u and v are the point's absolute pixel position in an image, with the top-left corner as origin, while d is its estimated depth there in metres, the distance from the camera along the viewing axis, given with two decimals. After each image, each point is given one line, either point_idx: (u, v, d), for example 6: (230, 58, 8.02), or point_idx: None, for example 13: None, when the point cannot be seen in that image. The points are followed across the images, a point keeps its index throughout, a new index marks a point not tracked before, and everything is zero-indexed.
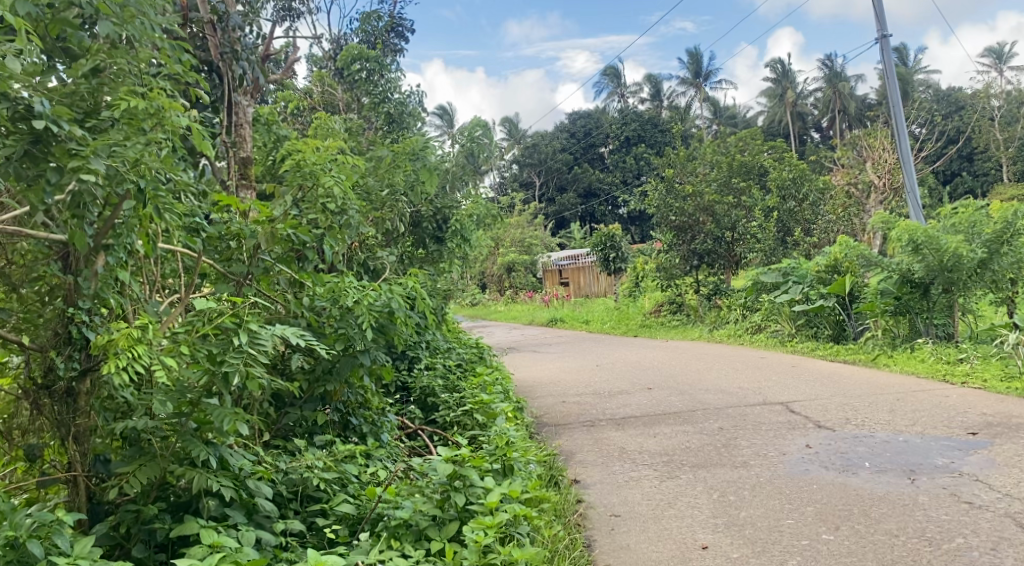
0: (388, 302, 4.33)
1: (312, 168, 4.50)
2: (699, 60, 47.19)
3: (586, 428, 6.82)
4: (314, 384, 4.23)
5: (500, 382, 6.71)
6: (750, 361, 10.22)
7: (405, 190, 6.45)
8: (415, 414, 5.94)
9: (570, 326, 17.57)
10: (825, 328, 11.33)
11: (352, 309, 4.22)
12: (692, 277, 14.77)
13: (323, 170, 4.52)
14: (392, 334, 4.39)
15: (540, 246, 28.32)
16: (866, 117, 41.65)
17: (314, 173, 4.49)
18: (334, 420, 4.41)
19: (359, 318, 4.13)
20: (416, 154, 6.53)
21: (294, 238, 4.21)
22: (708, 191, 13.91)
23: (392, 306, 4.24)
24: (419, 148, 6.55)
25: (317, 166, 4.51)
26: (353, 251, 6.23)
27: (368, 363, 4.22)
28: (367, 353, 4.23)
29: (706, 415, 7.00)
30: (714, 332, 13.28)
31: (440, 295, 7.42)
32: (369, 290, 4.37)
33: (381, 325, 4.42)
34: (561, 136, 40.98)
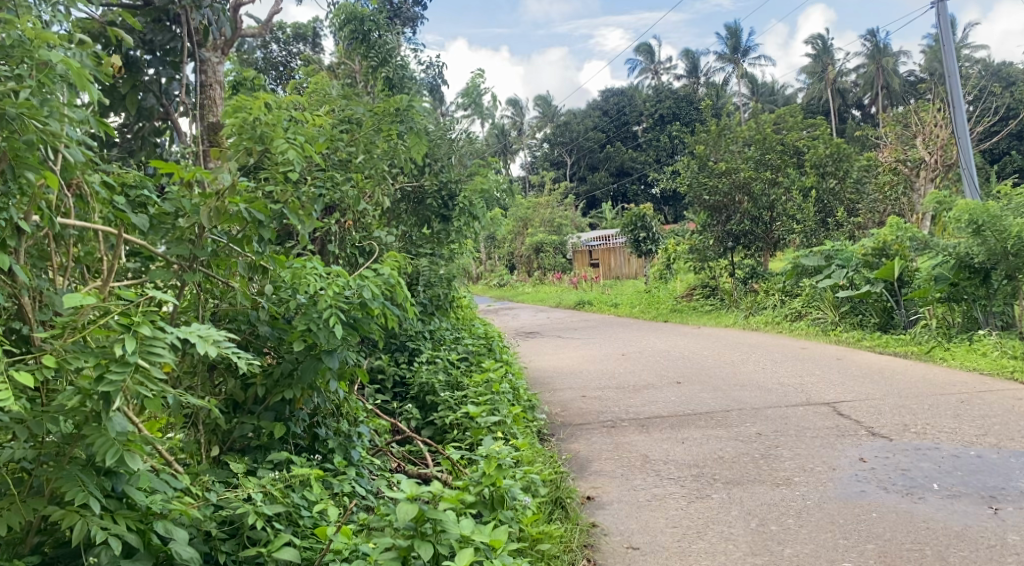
0: (359, 291, 3.63)
1: (269, 129, 3.79)
2: (737, 37, 45.85)
3: (606, 430, 6.11)
4: (271, 390, 3.57)
5: (508, 379, 5.98)
6: (790, 352, 9.40)
7: (385, 157, 5.79)
8: (411, 414, 5.29)
9: (598, 309, 16.80)
10: (871, 316, 10.52)
11: (317, 301, 3.54)
12: (727, 260, 13.91)
13: (277, 130, 3.80)
14: (367, 330, 3.69)
15: (570, 227, 27.50)
16: (911, 94, 40.09)
17: (274, 133, 3.76)
18: (299, 433, 3.72)
19: (321, 312, 3.48)
20: (401, 116, 6.02)
21: (248, 216, 3.50)
22: (744, 168, 13.01)
23: (369, 297, 3.59)
24: (403, 108, 5.98)
25: (277, 126, 3.80)
26: (347, 230, 5.90)
27: (336, 365, 3.55)
28: (336, 353, 3.56)
29: (742, 417, 6.23)
30: (750, 319, 12.41)
31: (446, 280, 6.72)
32: (336, 278, 3.67)
33: (354, 321, 3.70)
34: (594, 114, 39.95)
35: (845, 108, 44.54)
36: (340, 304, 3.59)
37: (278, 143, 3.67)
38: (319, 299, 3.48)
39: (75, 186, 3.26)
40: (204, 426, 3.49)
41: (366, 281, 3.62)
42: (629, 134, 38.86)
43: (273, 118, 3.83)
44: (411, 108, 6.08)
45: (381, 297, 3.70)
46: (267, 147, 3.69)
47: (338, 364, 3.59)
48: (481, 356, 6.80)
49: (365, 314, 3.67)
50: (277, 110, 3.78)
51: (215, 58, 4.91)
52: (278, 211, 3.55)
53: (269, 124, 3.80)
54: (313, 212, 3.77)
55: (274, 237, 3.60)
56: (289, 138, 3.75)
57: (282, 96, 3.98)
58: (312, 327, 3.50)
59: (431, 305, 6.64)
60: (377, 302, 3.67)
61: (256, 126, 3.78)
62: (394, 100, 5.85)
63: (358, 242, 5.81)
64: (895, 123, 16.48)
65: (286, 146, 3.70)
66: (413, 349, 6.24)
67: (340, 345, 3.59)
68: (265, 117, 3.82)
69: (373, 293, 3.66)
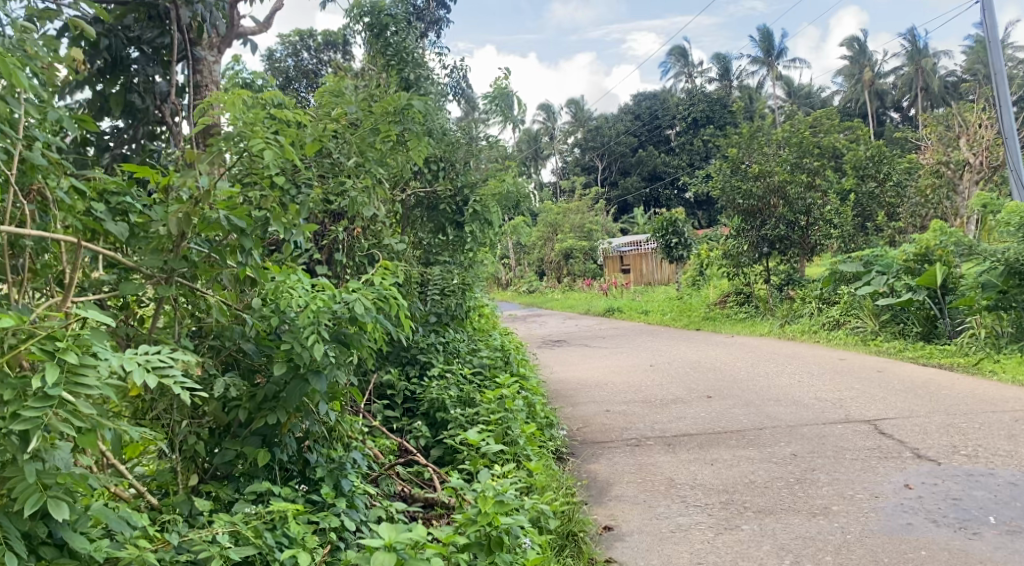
0: (348, 305, 3.32)
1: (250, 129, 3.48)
2: (770, 40, 45.08)
3: (630, 450, 5.75)
4: (254, 414, 3.26)
5: (523, 396, 5.63)
6: (828, 364, 8.94)
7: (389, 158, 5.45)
8: (420, 433, 4.99)
9: (628, 316, 16.36)
10: (913, 325, 10.02)
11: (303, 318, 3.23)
12: (761, 266, 13.42)
13: (262, 129, 3.50)
14: (358, 348, 3.38)
15: (601, 232, 26.99)
16: (951, 95, 39.08)
17: (254, 132, 3.45)
18: (286, 459, 3.38)
19: (307, 330, 3.18)
20: (399, 116, 5.53)
21: (228, 223, 3.21)
22: (779, 171, 12.52)
23: (360, 311, 3.28)
24: (402, 107, 5.47)
25: (256, 123, 3.49)
26: (356, 238, 5.61)
27: (324, 387, 3.24)
28: (325, 374, 3.25)
29: (775, 436, 5.83)
30: (786, 327, 11.92)
31: (462, 288, 6.39)
32: (324, 290, 3.35)
33: (344, 337, 3.38)
34: (625, 119, 39.45)
35: (883, 111, 43.56)
36: (330, 319, 3.30)
37: (257, 143, 3.36)
38: (305, 315, 3.18)
39: (36, 193, 3.08)
40: (181, 452, 3.19)
41: (359, 293, 3.31)
42: (661, 138, 38.32)
43: (252, 115, 3.51)
44: (411, 106, 5.53)
45: (374, 310, 3.39)
46: (241, 147, 3.39)
47: (326, 386, 3.28)
48: (497, 370, 6.45)
49: (357, 330, 3.37)
50: (256, 106, 3.48)
51: (210, 57, 4.70)
52: (265, 217, 3.27)
53: (249, 122, 3.49)
54: (302, 216, 3.47)
55: (258, 246, 3.30)
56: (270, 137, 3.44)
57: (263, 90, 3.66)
58: (299, 345, 3.21)
59: (447, 316, 6.34)
60: (372, 317, 3.37)
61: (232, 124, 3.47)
62: (391, 99, 5.33)
63: (366, 251, 5.55)
64: (937, 124, 15.84)
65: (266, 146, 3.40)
66: (425, 364, 5.93)
67: (329, 364, 3.28)
68: (244, 113, 3.50)
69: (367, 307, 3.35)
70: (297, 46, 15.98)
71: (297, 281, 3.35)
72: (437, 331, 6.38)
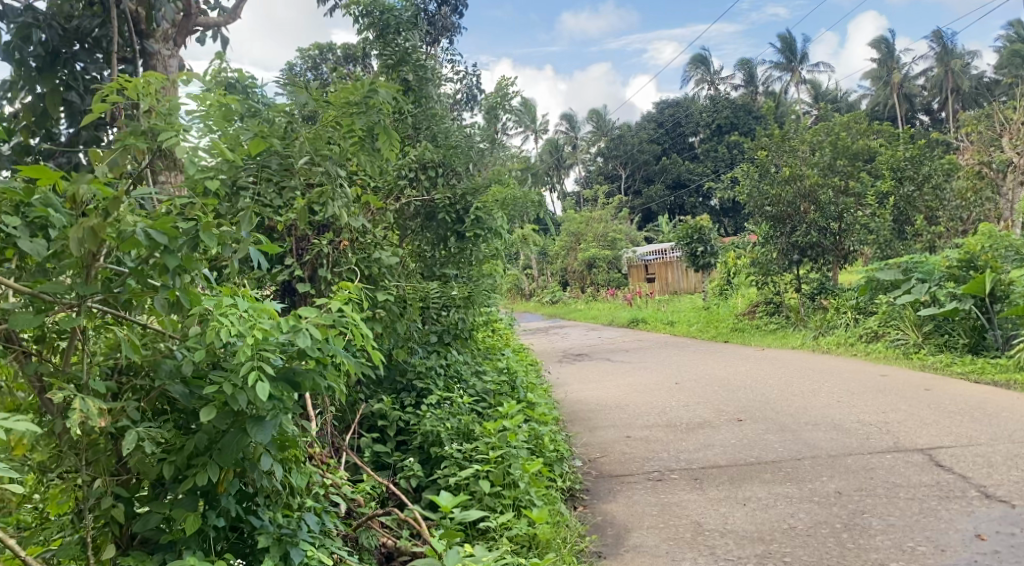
0: (294, 335, 2.72)
1: (170, 125, 2.92)
2: (793, 45, 44.30)
3: (650, 485, 5.12)
4: (183, 471, 2.67)
5: (529, 426, 5.03)
6: (870, 380, 8.23)
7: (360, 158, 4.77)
8: (412, 471, 4.42)
9: (652, 328, 15.69)
10: (959, 336, 9.31)
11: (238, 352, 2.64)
12: (792, 274, 12.70)
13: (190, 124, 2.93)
14: (312, 385, 2.77)
15: (625, 242, 26.31)
16: (983, 95, 38.10)
17: (172, 128, 2.88)
18: (223, 523, 2.78)
19: (243, 368, 2.60)
20: (365, 107, 4.72)
21: (147, 238, 2.64)
22: (810, 174, 11.84)
23: (309, 343, 2.70)
24: (366, 95, 4.68)
25: (177, 117, 2.92)
26: (342, 251, 5.06)
27: (268, 437, 2.64)
28: (270, 421, 2.66)
29: (816, 468, 5.18)
30: (820, 339, 11.20)
31: (464, 304, 5.68)
32: (267, 317, 2.76)
33: (293, 374, 2.77)
34: (649, 127, 38.71)
35: (912, 113, 42.55)
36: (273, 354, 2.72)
37: (174, 142, 2.79)
38: (238, 351, 2.60)
39: None
40: (92, 518, 2.62)
41: (309, 321, 2.74)
42: (684, 145, 37.70)
43: (173, 107, 2.94)
44: (376, 93, 4.68)
45: (329, 340, 2.79)
46: (157, 147, 2.82)
47: (273, 435, 2.68)
48: (503, 396, 5.84)
49: (309, 366, 2.79)
50: (175, 97, 2.91)
51: (166, 51, 4.11)
52: (194, 231, 2.71)
53: (168, 116, 2.92)
54: (242, 229, 2.91)
55: (186, 265, 2.71)
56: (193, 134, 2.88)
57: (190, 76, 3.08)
58: (234, 386, 2.62)
59: (445, 337, 5.74)
60: (329, 348, 2.79)
61: (146, 121, 2.90)
62: (349, 86, 4.67)
63: (351, 265, 4.99)
64: (976, 124, 15.07)
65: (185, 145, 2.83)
66: (423, 390, 5.36)
67: (274, 408, 2.68)
68: (160, 108, 2.92)
69: (319, 338, 2.77)
70: (313, 58, 15.57)
71: (234, 308, 2.75)
72: (436, 353, 5.75)
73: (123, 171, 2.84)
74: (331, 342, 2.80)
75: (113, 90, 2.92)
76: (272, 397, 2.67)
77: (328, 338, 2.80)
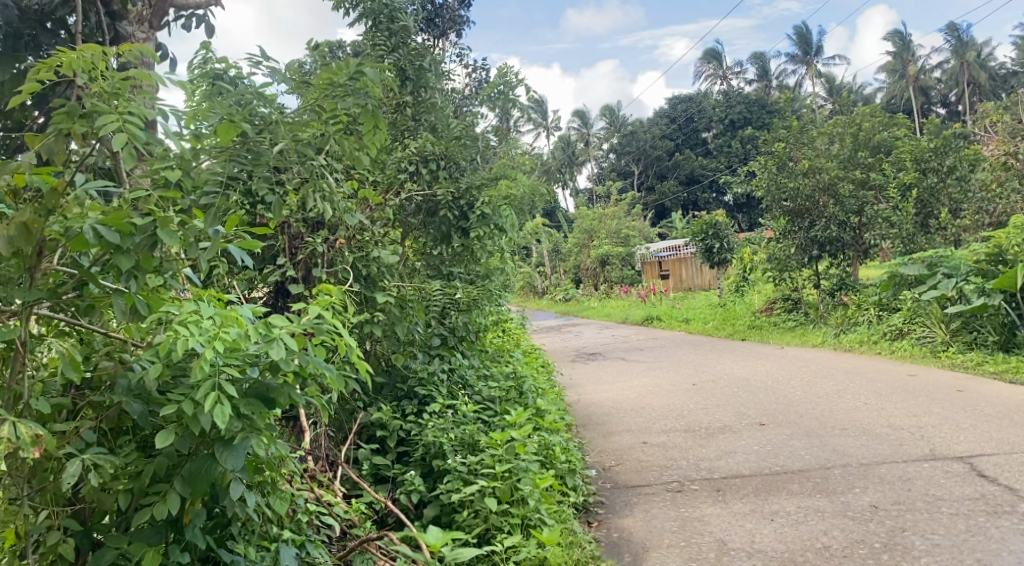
0: (263, 347, 2.39)
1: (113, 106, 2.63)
2: (808, 38, 43.72)
3: (670, 497, 4.78)
4: (141, 500, 2.38)
5: (540, 437, 4.70)
6: (897, 381, 7.85)
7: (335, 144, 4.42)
8: (413, 486, 4.10)
9: (666, 326, 15.31)
10: (989, 334, 8.91)
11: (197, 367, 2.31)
12: (810, 270, 12.30)
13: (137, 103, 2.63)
14: (286, 404, 2.45)
15: (638, 238, 25.91)
16: (1001, 87, 37.51)
17: (116, 109, 2.61)
18: (191, 557, 2.48)
19: (202, 388, 2.28)
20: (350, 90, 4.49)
21: (97, 237, 2.34)
22: (830, 167, 11.46)
23: (281, 356, 2.37)
24: (352, 77, 4.50)
25: (124, 97, 2.67)
26: (337, 251, 4.74)
27: (235, 465, 2.33)
28: (239, 446, 2.35)
29: (847, 478, 4.83)
30: (841, 337, 10.81)
31: (469, 305, 5.36)
32: (233, 323, 2.43)
33: (265, 391, 2.45)
34: (661, 122, 38.24)
35: (929, 106, 41.92)
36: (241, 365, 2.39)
37: (116, 126, 2.52)
38: (197, 368, 2.28)
39: None
40: (39, 554, 2.33)
41: (282, 331, 2.40)
42: (698, 141, 37.26)
43: (118, 86, 2.64)
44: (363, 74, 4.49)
45: (305, 350, 2.45)
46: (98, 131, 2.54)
47: (243, 460, 2.37)
48: (510, 403, 5.50)
49: (285, 381, 2.46)
50: (117, 75, 2.64)
51: (139, 34, 4.01)
52: (149, 227, 2.40)
53: (112, 96, 2.64)
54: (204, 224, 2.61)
55: (141, 267, 2.40)
56: (139, 115, 2.60)
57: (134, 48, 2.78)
58: (194, 406, 2.31)
59: (448, 340, 5.42)
60: (307, 362, 2.46)
61: (85, 102, 2.61)
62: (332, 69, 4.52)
63: (345, 265, 4.64)
64: (1000, 114, 14.59)
65: (130, 130, 2.55)
66: (425, 397, 5.05)
67: (242, 431, 2.36)
68: (102, 86, 2.64)
69: (295, 350, 2.44)
70: None
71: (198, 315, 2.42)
72: (440, 356, 5.44)
73: (63, 158, 2.62)
74: (310, 355, 2.47)
75: (47, 67, 2.63)
76: (239, 417, 2.35)
77: (307, 351, 2.47)
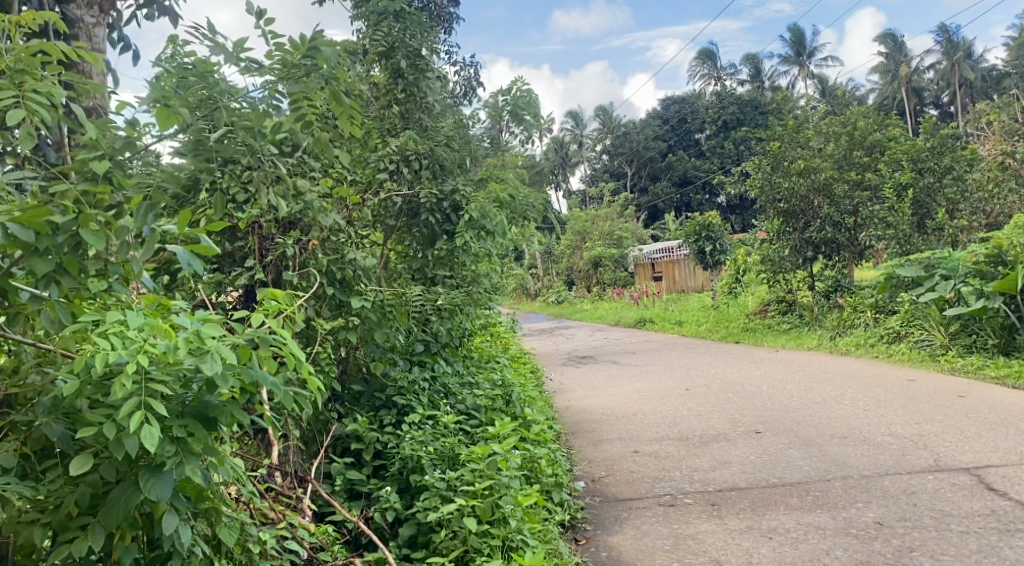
0: (194, 361, 2.16)
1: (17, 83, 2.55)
2: (802, 38, 43.58)
3: (662, 512, 4.53)
4: (62, 535, 2.15)
5: (526, 452, 4.44)
6: (895, 386, 7.62)
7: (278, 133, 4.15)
8: (388, 504, 3.82)
9: (660, 328, 15.06)
10: (987, 337, 8.69)
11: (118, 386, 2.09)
12: (804, 271, 12.06)
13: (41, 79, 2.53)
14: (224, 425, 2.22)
15: (631, 240, 25.66)
16: (993, 89, 37.50)
17: (19, 87, 2.52)
18: None
19: (126, 408, 2.06)
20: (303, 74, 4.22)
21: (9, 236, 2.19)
22: (826, 167, 11.23)
23: (218, 371, 2.13)
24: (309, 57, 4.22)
25: (31, 75, 2.56)
26: (311, 251, 4.44)
27: (165, 496, 2.11)
28: (170, 472, 2.14)
29: (849, 491, 4.58)
30: (836, 340, 10.58)
31: (452, 311, 5.08)
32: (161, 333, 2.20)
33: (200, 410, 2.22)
34: (653, 124, 37.98)
35: (921, 107, 41.85)
36: (172, 381, 2.16)
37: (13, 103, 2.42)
38: (118, 386, 2.05)
39: None
40: None
41: (218, 342, 2.17)
42: (691, 142, 37.06)
43: (24, 63, 2.57)
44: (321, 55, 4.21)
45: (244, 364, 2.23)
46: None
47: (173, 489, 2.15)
48: (495, 412, 5.23)
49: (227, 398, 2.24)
50: (18, 50, 2.55)
51: (90, 18, 3.37)
52: (70, 226, 2.28)
53: (18, 74, 2.56)
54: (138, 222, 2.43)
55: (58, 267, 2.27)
56: (44, 90, 2.52)
57: (37, 15, 2.75)
58: (118, 430, 2.10)
59: (430, 346, 5.15)
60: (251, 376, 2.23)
61: None
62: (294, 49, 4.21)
63: (312, 268, 4.35)
64: (996, 112, 14.39)
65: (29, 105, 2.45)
66: (404, 407, 4.77)
67: (173, 458, 2.14)
68: (6, 62, 2.55)
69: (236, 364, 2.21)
70: None
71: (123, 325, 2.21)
72: (422, 363, 5.18)
73: None
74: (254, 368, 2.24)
75: None
76: (172, 439, 2.14)
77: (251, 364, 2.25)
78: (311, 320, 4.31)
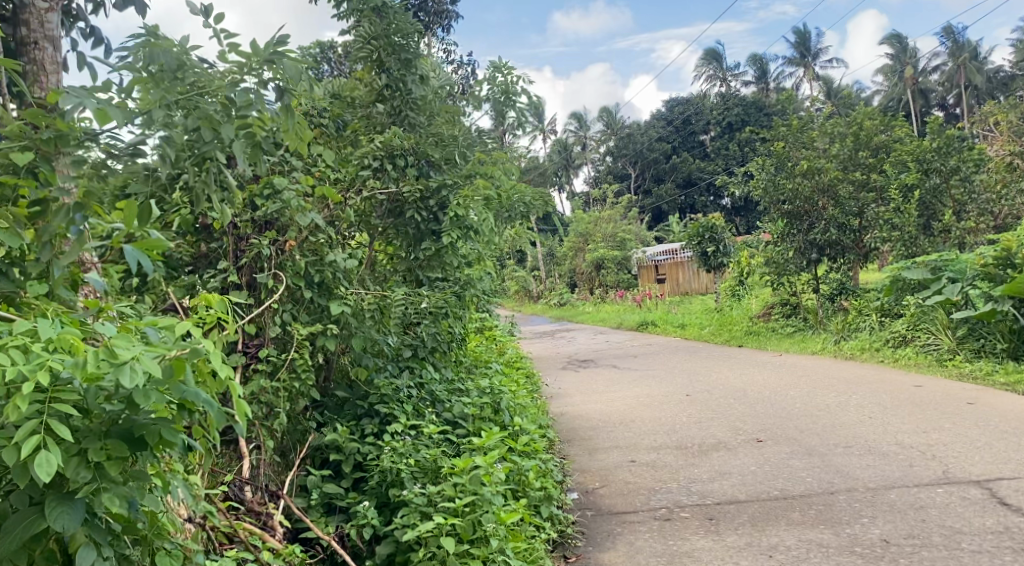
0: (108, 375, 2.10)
1: None
2: (807, 39, 43.32)
3: (658, 527, 4.30)
4: None
5: (512, 465, 4.22)
6: (901, 392, 7.38)
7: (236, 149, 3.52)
8: (363, 520, 3.61)
9: (662, 331, 14.82)
10: (996, 341, 8.46)
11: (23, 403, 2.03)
12: (808, 274, 11.82)
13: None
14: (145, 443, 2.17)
15: (634, 242, 25.42)
16: (999, 90, 37.21)
17: None
18: None
19: (24, 429, 2.01)
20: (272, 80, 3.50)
21: None
22: (830, 168, 10.99)
23: (137, 386, 2.07)
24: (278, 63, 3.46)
25: None
26: (289, 252, 4.18)
27: (76, 521, 2.07)
28: (84, 500, 2.10)
29: (855, 506, 4.35)
30: (841, 344, 10.34)
31: (438, 314, 4.85)
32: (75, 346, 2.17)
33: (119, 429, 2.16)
34: (658, 125, 37.72)
35: (927, 109, 41.55)
36: (90, 397, 2.11)
37: None
38: (15, 407, 2.01)
39: None
40: None
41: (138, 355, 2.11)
42: (694, 144, 36.85)
43: None
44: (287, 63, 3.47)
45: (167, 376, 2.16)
46: None
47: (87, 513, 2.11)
48: (484, 421, 5.01)
49: (156, 417, 2.19)
50: None
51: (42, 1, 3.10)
52: None
53: None
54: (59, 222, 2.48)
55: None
56: None
57: None
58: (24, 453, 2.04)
59: (416, 352, 4.93)
60: (177, 393, 2.17)
61: None
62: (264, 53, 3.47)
63: (279, 272, 4.12)
64: (1005, 112, 14.13)
65: None
66: (387, 416, 4.52)
67: (85, 482, 2.10)
68: None
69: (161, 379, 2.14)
70: None
71: (34, 336, 2.21)
72: (409, 369, 4.96)
73: None
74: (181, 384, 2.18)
75: None
76: (88, 466, 2.09)
77: (182, 379, 2.18)
78: (287, 324, 4.14)
